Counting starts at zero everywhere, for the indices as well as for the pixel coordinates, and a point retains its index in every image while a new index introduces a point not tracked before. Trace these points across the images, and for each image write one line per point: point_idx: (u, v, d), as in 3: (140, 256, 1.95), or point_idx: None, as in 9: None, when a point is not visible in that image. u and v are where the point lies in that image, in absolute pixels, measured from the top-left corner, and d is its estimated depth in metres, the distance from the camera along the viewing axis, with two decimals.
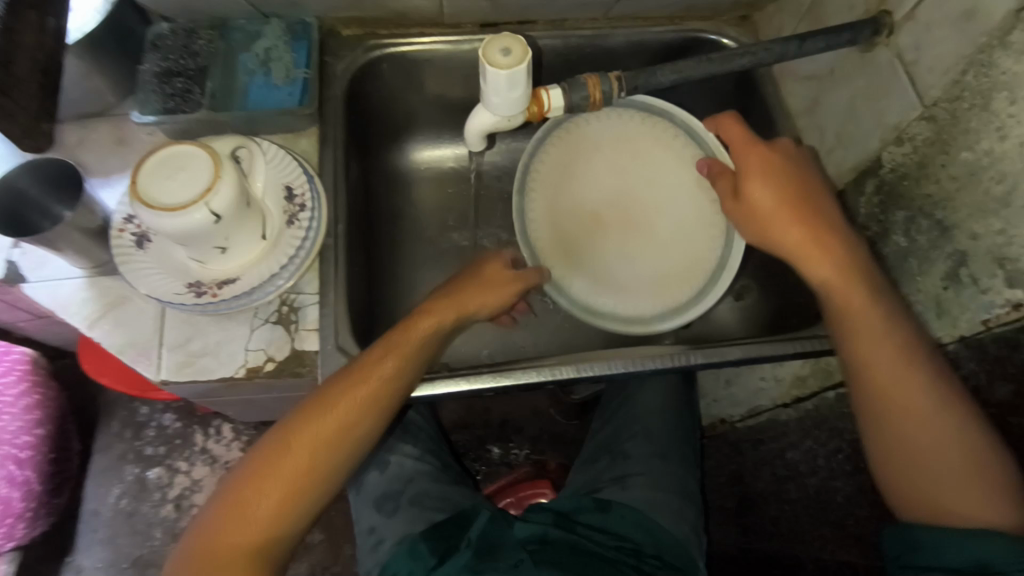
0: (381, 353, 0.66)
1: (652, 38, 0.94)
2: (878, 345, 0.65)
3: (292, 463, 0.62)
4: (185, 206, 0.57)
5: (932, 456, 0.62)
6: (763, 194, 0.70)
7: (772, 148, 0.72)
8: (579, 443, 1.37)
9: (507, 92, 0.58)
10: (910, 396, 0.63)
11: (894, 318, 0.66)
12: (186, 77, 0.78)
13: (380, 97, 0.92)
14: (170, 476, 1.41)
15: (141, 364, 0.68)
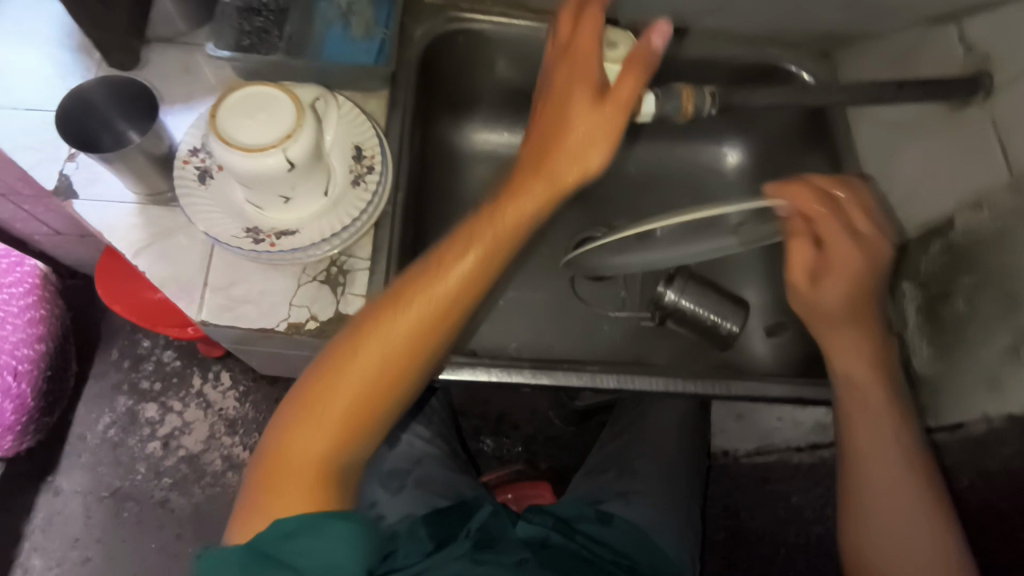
0: (433, 272, 0.59)
1: (732, 58, 0.90)
2: (874, 406, 0.68)
3: (338, 400, 0.56)
4: (263, 149, 0.56)
5: (901, 519, 0.65)
6: (839, 298, 0.65)
7: (857, 247, 0.64)
8: (574, 449, 1.36)
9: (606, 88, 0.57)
10: (891, 459, 0.66)
11: (895, 409, 0.67)
12: (266, 17, 0.76)
13: (450, 71, 0.90)
14: (162, 413, 1.39)
15: (182, 301, 0.67)
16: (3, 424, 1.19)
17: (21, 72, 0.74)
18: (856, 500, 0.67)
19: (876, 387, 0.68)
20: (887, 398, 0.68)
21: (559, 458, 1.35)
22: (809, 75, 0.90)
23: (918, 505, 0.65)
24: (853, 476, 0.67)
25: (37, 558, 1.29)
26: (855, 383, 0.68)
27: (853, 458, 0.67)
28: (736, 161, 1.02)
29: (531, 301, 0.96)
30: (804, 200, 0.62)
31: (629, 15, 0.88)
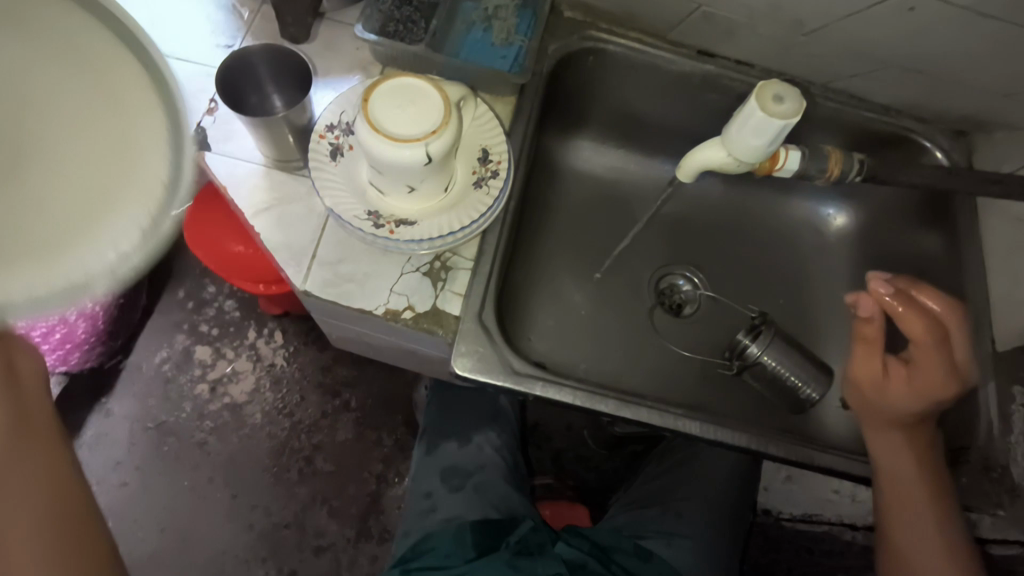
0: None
1: (862, 121, 0.88)
2: (914, 479, 0.70)
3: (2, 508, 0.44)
4: (408, 140, 0.57)
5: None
6: (898, 400, 0.71)
7: (938, 382, 0.69)
8: (602, 474, 1.32)
9: (751, 137, 0.55)
10: (927, 525, 0.70)
11: (947, 507, 0.70)
12: (416, 6, 0.77)
13: (573, 85, 0.90)
14: (215, 358, 1.43)
15: (290, 268, 0.69)
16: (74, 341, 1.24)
17: (174, 19, 0.77)
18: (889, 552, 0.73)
19: (919, 455, 0.71)
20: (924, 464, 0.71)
21: (586, 480, 1.32)
22: (941, 154, 0.88)
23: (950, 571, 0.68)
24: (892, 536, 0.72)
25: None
26: (894, 453, 0.72)
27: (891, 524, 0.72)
28: (841, 222, 0.99)
29: (606, 324, 0.95)
30: (898, 304, 0.70)
31: (767, 59, 0.86)
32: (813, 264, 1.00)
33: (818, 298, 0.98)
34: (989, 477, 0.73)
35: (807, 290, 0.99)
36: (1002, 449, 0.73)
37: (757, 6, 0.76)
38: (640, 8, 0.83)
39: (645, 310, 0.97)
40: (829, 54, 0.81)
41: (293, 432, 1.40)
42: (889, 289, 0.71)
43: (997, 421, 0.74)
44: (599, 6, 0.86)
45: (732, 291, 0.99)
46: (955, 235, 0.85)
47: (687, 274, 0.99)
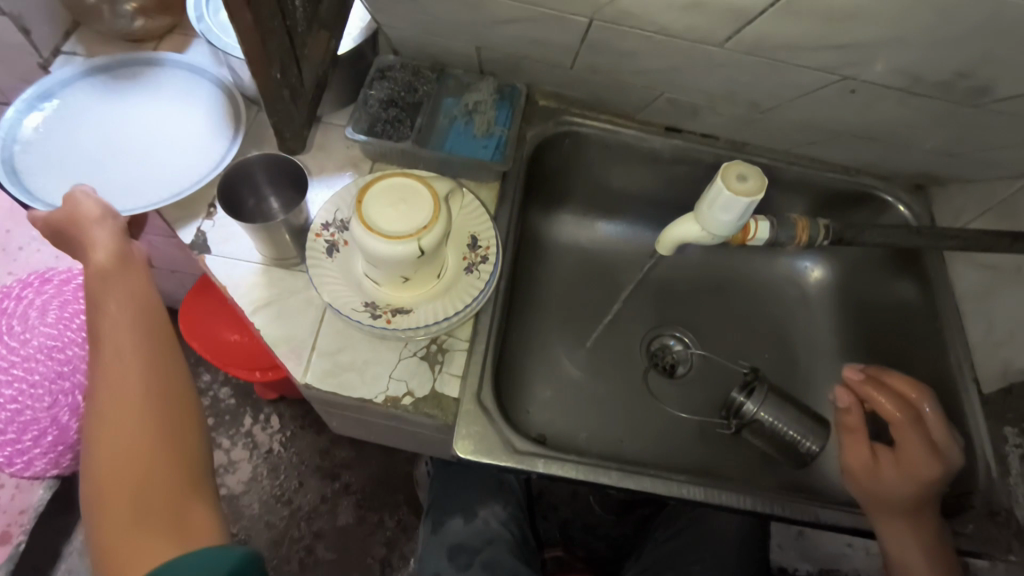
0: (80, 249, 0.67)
1: (825, 181, 0.94)
2: (919, 568, 0.69)
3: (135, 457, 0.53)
4: (400, 236, 0.60)
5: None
6: (893, 479, 0.71)
7: (917, 458, 0.71)
8: (610, 541, 1.30)
9: (722, 212, 0.59)
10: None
11: None
12: (400, 108, 0.83)
13: (552, 165, 0.95)
14: (210, 449, 1.42)
15: (290, 362, 0.70)
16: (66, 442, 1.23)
17: (176, 127, 0.83)
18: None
19: (925, 546, 0.69)
20: (932, 555, 0.69)
21: (595, 549, 1.28)
22: (903, 209, 0.93)
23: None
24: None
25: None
26: (894, 540, 0.70)
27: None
28: (818, 274, 1.03)
29: (603, 391, 0.96)
30: (869, 388, 0.76)
31: (729, 132, 0.92)
32: (797, 317, 1.03)
33: (806, 350, 1.01)
34: (996, 521, 0.73)
35: (794, 342, 1.01)
36: (1006, 491, 0.74)
37: (713, 90, 0.83)
38: (608, 95, 0.90)
39: (640, 374, 0.99)
40: (786, 128, 0.88)
41: (292, 521, 1.36)
42: (859, 374, 0.77)
43: (994, 463, 0.76)
44: (571, 95, 0.92)
45: (722, 348, 1.01)
46: (927, 281, 0.88)
47: (677, 334, 1.02)
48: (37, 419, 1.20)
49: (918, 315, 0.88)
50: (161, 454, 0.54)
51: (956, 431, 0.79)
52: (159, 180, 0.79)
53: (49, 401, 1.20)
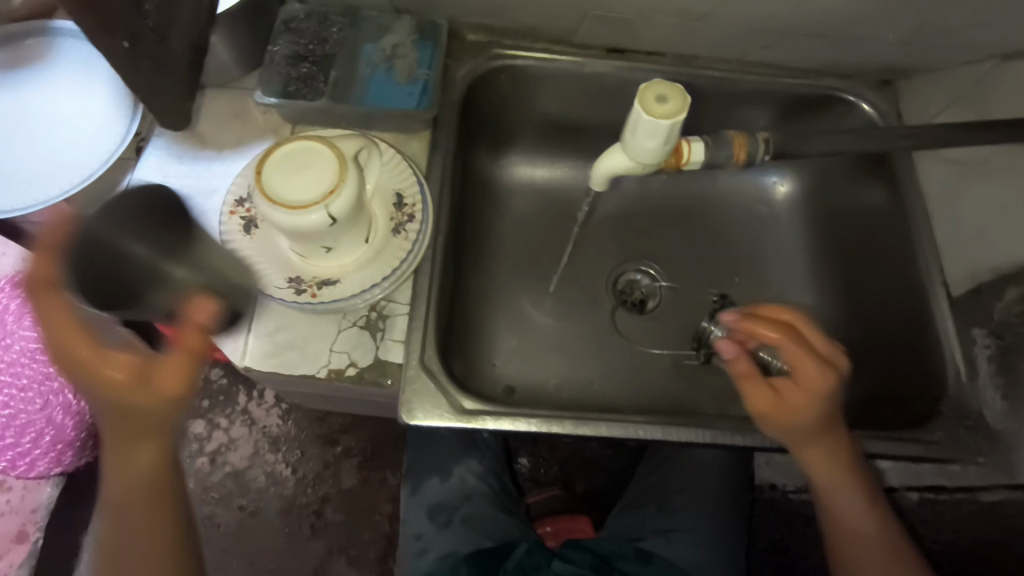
0: (74, 342, 0.52)
1: (784, 89, 0.86)
2: (838, 479, 0.67)
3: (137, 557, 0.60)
4: (305, 206, 0.56)
5: (876, 566, 0.68)
6: (807, 416, 0.64)
7: (823, 383, 0.64)
8: (609, 472, 1.30)
9: (643, 138, 0.54)
10: (858, 512, 0.68)
11: (874, 497, 0.69)
12: (312, 63, 0.76)
13: (489, 104, 0.89)
14: (209, 430, 1.41)
15: (228, 347, 0.68)
16: (64, 440, 1.20)
17: (70, 105, 0.75)
18: (836, 548, 0.71)
19: (841, 456, 0.67)
20: (849, 461, 0.67)
21: (596, 482, 1.30)
22: (868, 106, 0.86)
23: (883, 548, 0.69)
24: (833, 531, 0.70)
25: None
26: (812, 463, 0.67)
27: (834, 523, 0.70)
28: (785, 188, 0.98)
29: (569, 336, 0.94)
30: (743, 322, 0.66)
31: (675, 45, 0.85)
32: (768, 236, 0.97)
33: (778, 269, 0.96)
34: (966, 425, 0.72)
35: (765, 262, 0.96)
36: (973, 392, 0.73)
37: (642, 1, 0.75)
38: (537, 20, 0.83)
39: (607, 314, 0.95)
40: (732, 30, 0.80)
41: (299, 488, 1.39)
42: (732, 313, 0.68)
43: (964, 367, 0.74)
44: (499, 25, 0.85)
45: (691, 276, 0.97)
46: (896, 184, 0.83)
47: (643, 268, 0.98)
48: (32, 423, 1.20)
49: (887, 221, 0.84)
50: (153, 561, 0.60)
51: (923, 336, 0.77)
52: (65, 167, 0.72)
53: (41, 402, 1.22)
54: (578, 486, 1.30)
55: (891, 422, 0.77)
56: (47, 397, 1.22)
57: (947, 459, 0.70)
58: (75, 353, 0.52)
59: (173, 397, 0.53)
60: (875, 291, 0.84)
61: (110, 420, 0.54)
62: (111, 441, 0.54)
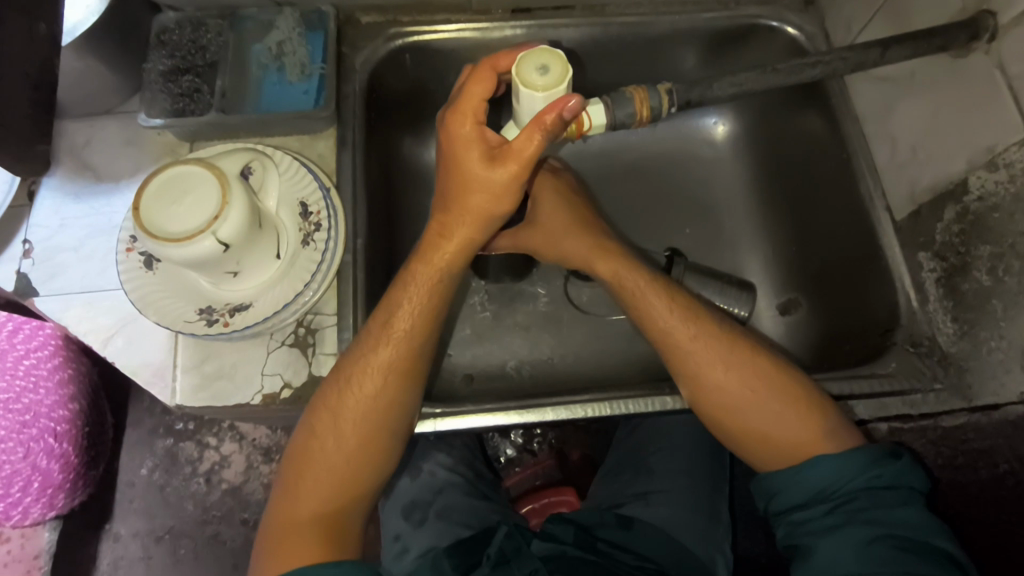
0: (433, 246, 0.61)
1: (703, 25, 0.82)
2: (680, 335, 0.65)
3: (313, 476, 0.61)
4: (191, 235, 0.53)
5: (767, 415, 0.62)
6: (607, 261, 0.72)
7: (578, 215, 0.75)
8: (606, 431, 1.21)
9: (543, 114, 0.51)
10: (723, 372, 0.63)
11: (694, 311, 0.67)
12: (195, 74, 0.72)
13: (400, 90, 0.83)
14: (201, 450, 1.30)
15: (157, 386, 0.66)
16: (54, 484, 1.15)
17: None
18: (726, 423, 0.64)
19: (659, 290, 0.68)
20: (668, 299, 0.67)
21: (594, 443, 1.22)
22: (794, 30, 0.81)
23: (762, 394, 0.63)
24: (706, 406, 0.64)
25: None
26: (648, 321, 0.67)
27: (703, 394, 0.64)
28: (724, 129, 0.94)
29: (523, 314, 0.91)
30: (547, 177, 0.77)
31: None
32: (712, 182, 0.94)
33: (728, 213, 0.93)
34: (919, 352, 0.70)
35: (715, 209, 0.93)
36: (925, 319, 0.70)
37: None
38: None
39: (560, 284, 0.93)
40: None
41: None
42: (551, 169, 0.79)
43: (914, 292, 0.71)
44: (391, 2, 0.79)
45: (641, 235, 0.93)
46: (831, 113, 0.79)
47: None
48: (20, 471, 1.12)
49: (826, 151, 0.80)
50: (342, 477, 0.61)
51: (874, 267, 0.75)
52: None
53: (23, 451, 1.12)
54: (575, 452, 1.23)
55: (852, 356, 0.76)
56: (26, 445, 1.12)
57: (906, 390, 0.68)
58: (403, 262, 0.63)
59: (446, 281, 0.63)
60: (826, 225, 0.81)
61: (398, 294, 0.62)
62: (404, 317, 0.62)
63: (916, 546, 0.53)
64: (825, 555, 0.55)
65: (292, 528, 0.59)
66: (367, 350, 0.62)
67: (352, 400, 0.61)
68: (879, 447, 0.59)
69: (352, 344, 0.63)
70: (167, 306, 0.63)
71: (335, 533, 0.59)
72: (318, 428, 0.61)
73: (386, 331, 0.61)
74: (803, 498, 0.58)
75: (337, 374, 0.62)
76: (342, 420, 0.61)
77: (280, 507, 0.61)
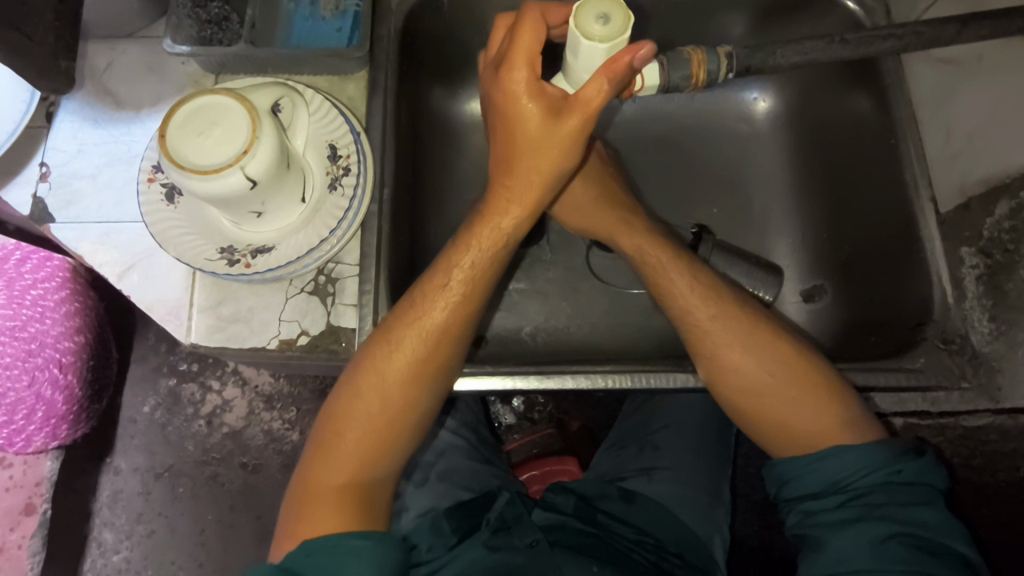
0: (500, 210, 0.60)
1: None
2: (702, 315, 0.64)
3: (352, 438, 0.60)
4: (219, 169, 0.51)
5: (786, 402, 0.61)
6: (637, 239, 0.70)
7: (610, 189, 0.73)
8: (607, 404, 1.21)
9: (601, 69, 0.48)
10: (745, 354, 0.62)
11: (716, 292, 0.65)
12: (224, 1, 0.68)
13: (435, 36, 0.79)
14: (203, 393, 1.30)
15: (171, 324, 0.64)
16: (58, 414, 1.15)
17: None
18: (743, 406, 0.63)
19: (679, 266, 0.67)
20: (689, 279, 0.66)
21: (594, 415, 1.21)
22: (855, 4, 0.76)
23: (783, 379, 0.62)
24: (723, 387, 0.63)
25: (108, 533, 1.27)
26: (669, 299, 0.66)
27: (721, 377, 0.63)
28: (766, 105, 0.91)
29: (542, 280, 0.90)
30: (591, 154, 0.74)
31: None
32: (747, 160, 0.91)
33: (761, 194, 0.90)
34: (950, 349, 0.68)
35: (748, 188, 0.90)
36: (961, 316, 0.69)
37: None
38: None
39: (582, 252, 0.91)
40: None
41: None
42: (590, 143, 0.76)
43: (952, 289, 0.69)
44: None
45: (668, 209, 0.90)
46: (882, 94, 0.76)
47: None
48: (24, 399, 1.12)
49: (872, 134, 0.77)
50: (378, 441, 0.60)
51: (910, 259, 0.72)
52: None
53: (27, 379, 1.12)
54: (575, 421, 1.23)
55: (877, 347, 0.74)
56: (32, 374, 1.12)
57: (932, 385, 0.67)
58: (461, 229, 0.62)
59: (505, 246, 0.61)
60: (863, 212, 0.79)
61: (452, 259, 0.61)
62: (457, 283, 0.61)
63: (929, 544, 0.53)
64: (834, 547, 0.54)
65: (323, 490, 0.58)
66: (418, 313, 0.61)
67: (395, 363, 0.60)
68: (899, 443, 0.57)
69: (399, 306, 0.62)
70: (186, 242, 0.61)
71: (361, 501, 0.58)
72: (357, 389, 0.60)
73: (435, 295, 0.60)
74: (816, 488, 0.58)
75: (382, 335, 0.61)
76: (386, 383, 0.60)
77: (311, 468, 0.60)
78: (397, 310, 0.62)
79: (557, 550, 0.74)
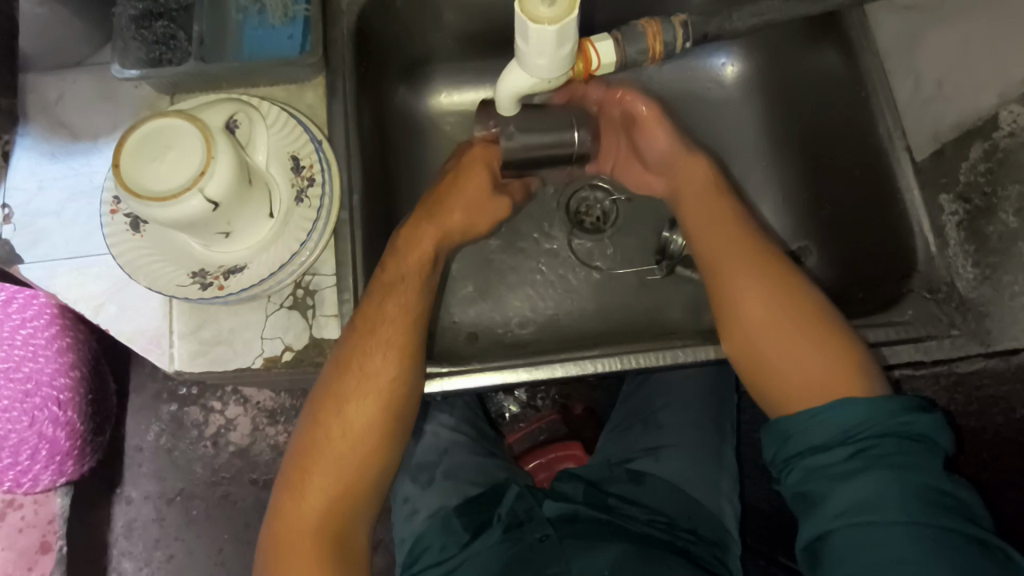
0: (417, 233, 0.67)
1: None
2: (730, 250, 0.67)
3: (321, 469, 0.59)
4: (177, 194, 0.50)
5: (793, 346, 0.61)
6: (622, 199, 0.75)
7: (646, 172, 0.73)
8: (609, 385, 1.21)
9: (554, 51, 0.47)
10: (765, 297, 0.63)
11: (754, 240, 0.67)
12: (169, 19, 0.66)
13: (392, 34, 0.77)
14: (205, 414, 1.29)
15: (153, 353, 0.64)
16: (63, 451, 1.14)
17: None
18: (752, 353, 0.63)
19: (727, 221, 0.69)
20: (733, 228, 0.68)
21: (597, 397, 1.21)
22: None
23: (800, 331, 0.61)
24: (737, 334, 0.64)
25: (127, 562, 1.27)
26: (710, 241, 0.69)
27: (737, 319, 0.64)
28: (734, 69, 0.89)
29: (527, 269, 0.89)
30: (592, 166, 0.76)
31: None
32: (722, 127, 0.90)
33: (740, 159, 0.89)
34: (936, 298, 0.68)
35: (725, 155, 0.89)
36: (944, 263, 0.68)
37: None
38: None
39: (564, 239, 0.90)
40: None
41: None
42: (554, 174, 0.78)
43: (934, 237, 0.69)
44: None
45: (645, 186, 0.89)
46: (850, 46, 0.74)
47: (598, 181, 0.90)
48: (27, 439, 1.11)
49: (841, 88, 0.75)
50: (349, 477, 0.59)
51: (891, 211, 0.72)
52: None
53: (27, 420, 1.10)
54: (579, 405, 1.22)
55: (866, 303, 0.74)
56: (32, 414, 1.10)
57: (919, 337, 0.66)
58: (376, 268, 0.65)
59: (421, 271, 0.66)
60: (841, 169, 0.78)
61: (380, 286, 0.64)
62: (394, 301, 0.63)
63: (942, 495, 0.50)
64: (842, 500, 0.52)
65: (298, 528, 0.58)
66: (371, 338, 0.61)
67: (360, 381, 0.61)
68: (909, 398, 0.55)
69: (350, 325, 0.62)
70: (154, 269, 0.61)
71: (335, 545, 0.57)
72: (320, 420, 0.61)
73: (381, 316, 0.62)
74: (823, 441, 0.55)
75: (342, 359, 0.61)
76: (348, 411, 0.60)
77: (284, 506, 0.59)
78: (348, 332, 0.62)
79: (565, 541, 0.73)
